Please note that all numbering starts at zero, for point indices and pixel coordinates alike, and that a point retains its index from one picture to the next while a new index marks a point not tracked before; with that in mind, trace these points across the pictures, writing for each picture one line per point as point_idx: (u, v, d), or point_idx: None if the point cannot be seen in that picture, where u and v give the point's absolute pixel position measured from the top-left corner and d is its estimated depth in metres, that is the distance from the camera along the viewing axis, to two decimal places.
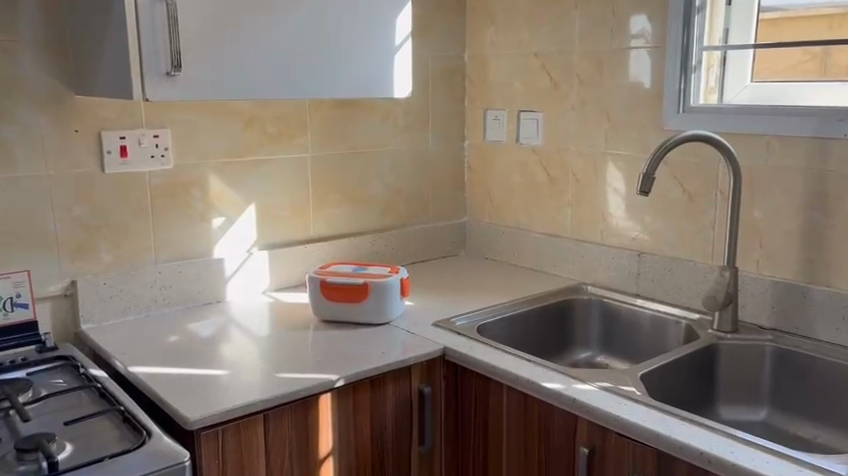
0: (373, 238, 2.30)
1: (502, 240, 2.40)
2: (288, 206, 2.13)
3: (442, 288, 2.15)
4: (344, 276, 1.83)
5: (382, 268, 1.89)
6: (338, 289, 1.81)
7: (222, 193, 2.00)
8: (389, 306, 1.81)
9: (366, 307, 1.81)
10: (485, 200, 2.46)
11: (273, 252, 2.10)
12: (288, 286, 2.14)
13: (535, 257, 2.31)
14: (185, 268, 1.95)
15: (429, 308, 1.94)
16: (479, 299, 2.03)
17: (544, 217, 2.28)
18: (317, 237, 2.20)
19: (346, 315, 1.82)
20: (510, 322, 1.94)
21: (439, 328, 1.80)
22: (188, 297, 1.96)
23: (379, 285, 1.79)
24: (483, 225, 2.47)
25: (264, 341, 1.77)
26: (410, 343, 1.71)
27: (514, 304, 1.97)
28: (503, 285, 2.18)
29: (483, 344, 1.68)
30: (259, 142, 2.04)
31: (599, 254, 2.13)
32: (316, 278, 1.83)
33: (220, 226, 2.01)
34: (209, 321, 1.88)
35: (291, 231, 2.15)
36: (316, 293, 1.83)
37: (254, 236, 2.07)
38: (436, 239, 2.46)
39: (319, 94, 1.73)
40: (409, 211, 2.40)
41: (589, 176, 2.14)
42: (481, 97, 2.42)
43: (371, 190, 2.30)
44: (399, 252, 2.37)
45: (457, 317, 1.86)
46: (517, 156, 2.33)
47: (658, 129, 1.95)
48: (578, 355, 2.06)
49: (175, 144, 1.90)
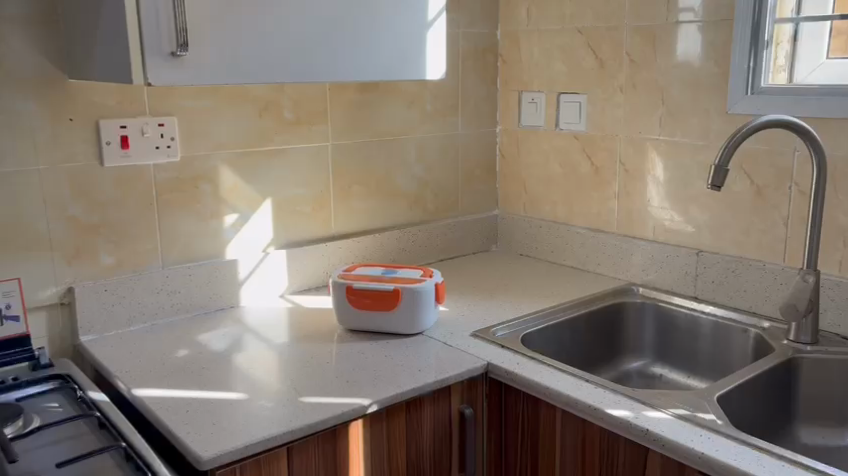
0: (400, 234, 2.11)
1: (539, 235, 2.20)
2: (307, 201, 1.93)
3: (477, 290, 1.95)
4: (372, 281, 1.63)
5: (413, 270, 1.69)
6: (365, 295, 1.61)
7: (235, 187, 1.81)
8: (423, 314, 1.62)
9: (397, 315, 1.61)
10: (519, 191, 2.26)
11: (292, 251, 1.91)
12: (307, 289, 1.95)
13: (577, 257, 2.11)
14: (195, 272, 1.76)
15: (465, 314, 1.75)
16: (518, 303, 1.84)
17: (587, 211, 2.08)
18: (339, 234, 2.01)
19: (374, 325, 1.63)
20: (556, 330, 1.74)
21: (478, 339, 1.60)
22: (198, 302, 1.78)
23: (412, 292, 1.60)
24: (517, 218, 2.26)
25: (284, 353, 1.58)
26: (448, 357, 1.51)
27: (559, 310, 1.78)
28: (543, 286, 1.98)
29: (533, 360, 1.48)
30: (275, 131, 1.84)
31: (650, 252, 1.93)
32: (342, 282, 1.63)
33: (233, 223, 1.82)
34: (223, 331, 1.70)
35: (311, 228, 1.95)
36: (341, 300, 1.63)
37: (271, 234, 1.88)
38: (467, 234, 2.26)
39: (344, 76, 1.52)
40: (438, 204, 2.20)
41: (639, 165, 1.94)
42: (515, 78, 2.21)
43: (397, 182, 2.10)
44: (426, 248, 2.17)
45: (498, 326, 1.66)
46: (556, 143, 2.13)
47: (721, 114, 1.74)
48: (628, 364, 1.87)
49: (182, 133, 1.70)
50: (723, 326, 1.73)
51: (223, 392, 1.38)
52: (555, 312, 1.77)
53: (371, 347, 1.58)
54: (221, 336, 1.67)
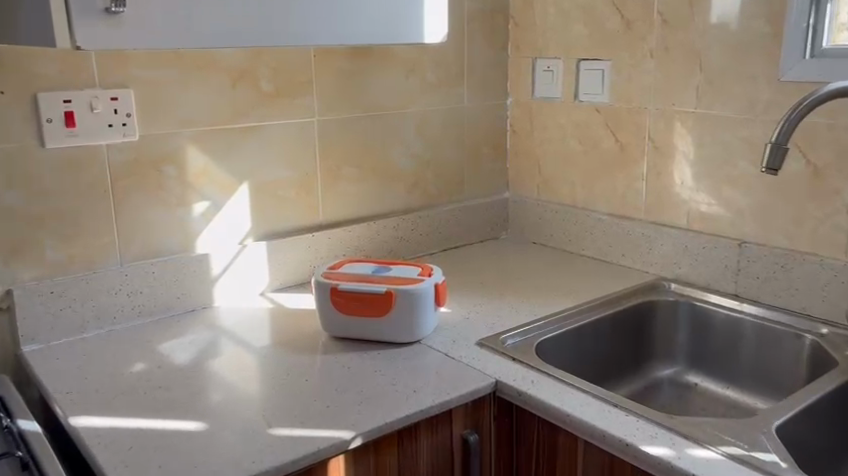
0: (398, 222, 1.86)
1: (555, 221, 1.96)
2: (290, 185, 1.69)
3: (484, 286, 1.71)
4: (362, 281, 1.40)
5: (410, 268, 1.45)
6: (352, 299, 1.38)
7: (205, 171, 1.57)
8: (420, 321, 1.38)
9: (390, 322, 1.38)
10: (532, 171, 2.01)
11: (273, 243, 1.67)
12: (291, 285, 1.72)
13: (598, 246, 1.87)
14: (160, 268, 1.53)
15: (471, 317, 1.51)
16: (532, 303, 1.60)
17: (611, 194, 1.83)
18: (328, 222, 1.77)
19: (363, 332, 1.40)
20: (576, 335, 1.50)
21: (486, 349, 1.36)
22: (163, 303, 1.55)
23: (406, 294, 1.36)
24: (529, 202, 2.02)
25: (256, 365, 1.35)
26: (448, 373, 1.28)
27: (579, 312, 1.54)
28: (560, 281, 1.74)
29: (551, 379, 1.25)
30: (251, 105, 1.60)
31: (683, 242, 1.68)
32: (326, 283, 1.40)
33: (203, 213, 1.58)
34: (189, 337, 1.47)
35: (295, 216, 1.71)
36: (325, 303, 1.40)
37: (248, 223, 1.65)
38: (474, 220, 2.02)
39: (305, 40, 1.24)
40: (441, 186, 1.96)
41: (671, 142, 1.68)
42: (528, 43, 1.95)
43: (394, 162, 1.85)
44: (428, 237, 1.93)
45: (507, 333, 1.42)
46: (575, 117, 1.87)
47: (771, 82, 1.48)
48: (657, 372, 1.63)
49: (139, 108, 1.46)
50: (771, 331, 1.49)
51: (177, 419, 1.15)
52: (574, 315, 1.53)
53: (358, 358, 1.35)
54: (186, 344, 1.43)
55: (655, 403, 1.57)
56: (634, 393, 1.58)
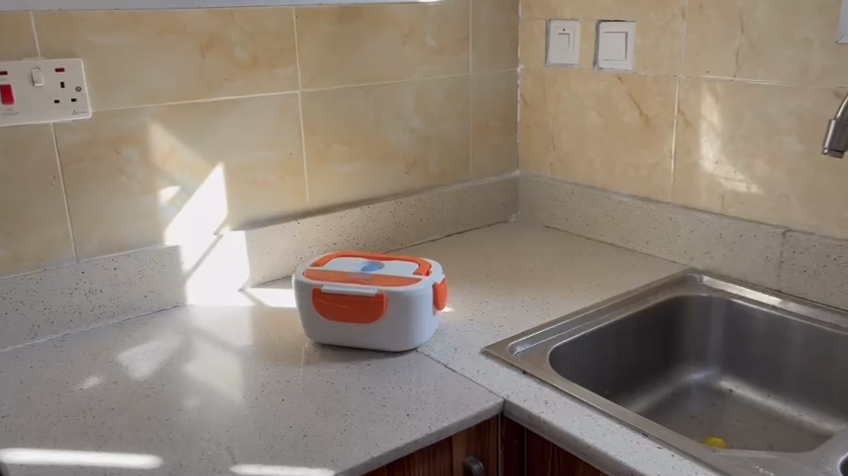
0: (396, 206, 1.67)
1: (571, 204, 1.76)
2: (273, 166, 1.50)
3: (492, 278, 1.52)
4: (349, 282, 1.21)
5: (405, 265, 1.26)
6: (338, 303, 1.19)
7: (172, 152, 1.37)
8: (415, 327, 1.20)
9: (381, 329, 1.19)
10: (546, 147, 1.80)
11: (253, 232, 1.48)
12: (274, 279, 1.53)
13: (619, 232, 1.67)
14: (122, 264, 1.35)
15: (476, 319, 1.32)
16: (546, 299, 1.41)
17: (635, 174, 1.63)
18: (316, 208, 1.58)
19: (351, 339, 1.21)
20: (595, 338, 1.31)
21: (492, 360, 1.18)
22: (127, 303, 1.37)
23: (400, 297, 1.17)
24: (542, 182, 1.82)
25: (227, 378, 1.17)
26: (448, 390, 1.09)
27: (599, 312, 1.35)
28: (578, 272, 1.54)
29: (568, 400, 1.06)
30: (224, 75, 1.40)
31: (716, 230, 1.48)
32: (309, 284, 1.21)
33: (171, 200, 1.39)
34: (156, 343, 1.29)
35: (278, 201, 1.52)
36: (308, 307, 1.22)
37: (224, 211, 1.46)
38: (481, 202, 1.83)
39: None
40: (444, 164, 1.76)
41: (705, 115, 1.47)
42: (541, 3, 1.74)
43: (390, 139, 1.65)
44: (429, 222, 1.74)
45: (516, 340, 1.23)
46: (593, 87, 1.66)
47: (826, 44, 1.27)
48: (687, 377, 1.44)
49: (91, 80, 1.27)
50: (820, 334, 1.30)
51: (126, 452, 0.98)
52: (593, 316, 1.34)
53: (344, 370, 1.16)
54: (150, 352, 1.25)
55: (686, 412, 1.38)
56: (662, 402, 1.39)
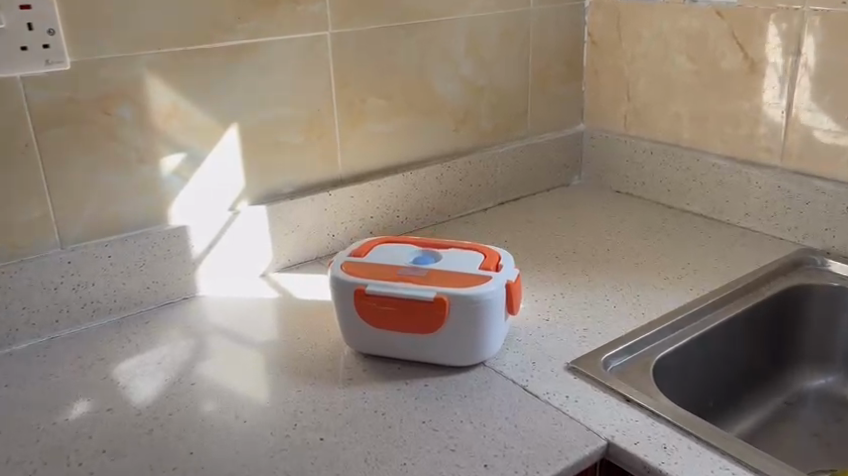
0: (443, 170, 1.40)
1: (649, 165, 1.49)
2: (297, 126, 1.23)
3: (564, 260, 1.26)
4: (400, 281, 0.96)
5: (468, 257, 1.00)
6: (387, 309, 0.94)
7: (174, 110, 1.11)
8: (484, 337, 0.95)
9: (442, 340, 0.94)
10: (619, 98, 1.52)
11: (276, 207, 1.23)
12: (302, 262, 1.28)
13: (711, 201, 1.40)
14: (117, 250, 1.10)
15: (554, 322, 1.07)
16: (636, 292, 1.15)
17: (733, 132, 1.35)
18: (350, 175, 1.31)
19: (402, 351, 0.97)
20: (702, 343, 1.06)
21: (583, 381, 0.93)
22: (126, 297, 1.12)
23: (466, 302, 0.92)
24: (613, 139, 1.54)
25: (250, 402, 0.92)
26: (532, 428, 0.85)
27: (704, 310, 1.10)
28: (667, 253, 1.28)
29: (695, 445, 0.82)
30: (236, 13, 1.12)
31: (842, 202, 1.21)
32: (349, 283, 0.96)
33: (175, 170, 1.13)
34: (161, 349, 1.05)
35: (305, 169, 1.26)
36: (349, 311, 0.97)
37: (240, 182, 1.20)
38: (541, 163, 1.55)
39: None
40: (499, 119, 1.48)
41: (835, 60, 1.18)
42: None
43: (437, 89, 1.38)
44: (481, 187, 1.47)
45: (609, 354, 0.98)
46: (683, 24, 1.37)
47: None
48: (805, 384, 1.18)
49: (69, 21, 1.00)
50: None
51: None
52: (697, 316, 1.08)
53: (395, 394, 0.92)
54: (154, 362, 1.01)
55: (805, 429, 1.14)
56: (775, 414, 1.14)
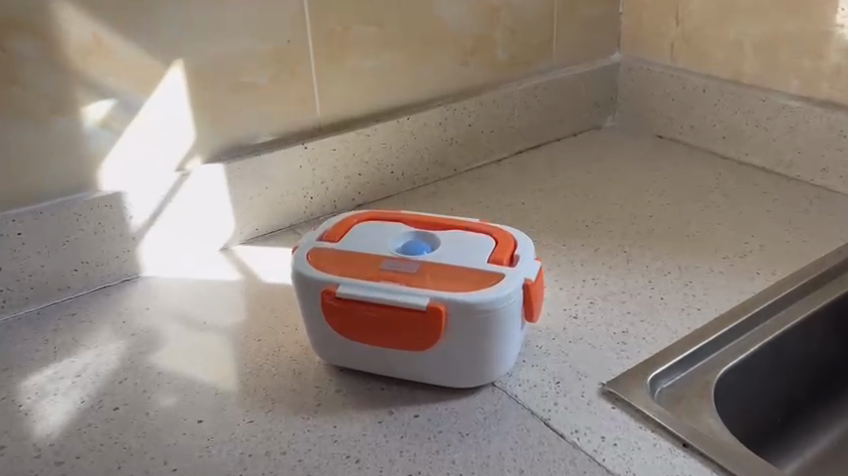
0: (448, 114, 1.15)
1: (700, 106, 1.22)
2: (260, 62, 0.97)
3: (595, 232, 1.02)
4: (382, 279, 0.72)
5: (475, 246, 0.76)
6: (364, 316, 0.71)
7: (94, 44, 0.85)
8: (493, 354, 0.72)
9: (438, 357, 0.71)
10: (665, 22, 1.24)
11: (236, 165, 0.98)
12: (274, 231, 1.04)
13: (777, 153, 1.14)
14: (29, 226, 0.86)
15: (584, 322, 0.84)
16: (688, 278, 0.91)
17: (811, 66, 1.07)
18: (332, 123, 1.06)
19: (386, 367, 0.74)
20: (774, 349, 0.83)
21: (623, 415, 0.71)
22: (47, 284, 0.89)
23: (469, 312, 0.68)
24: (656, 73, 1.27)
25: (185, 438, 0.70)
26: None
27: (778, 304, 0.86)
28: (725, 221, 1.03)
29: None
30: None
31: None
32: (316, 280, 0.72)
33: (102, 121, 0.88)
34: (84, 353, 0.82)
35: (272, 117, 1.01)
36: (317, 317, 0.74)
37: (190, 135, 0.95)
38: (568, 103, 1.29)
39: None
40: (518, 48, 1.21)
41: None
42: None
43: (441, 12, 1.11)
44: (495, 134, 1.21)
45: (658, 373, 0.75)
46: None
47: None
48: None
49: None
50: None
51: None
52: (769, 313, 0.85)
53: (376, 431, 0.70)
54: (72, 374, 0.79)
55: None
56: None
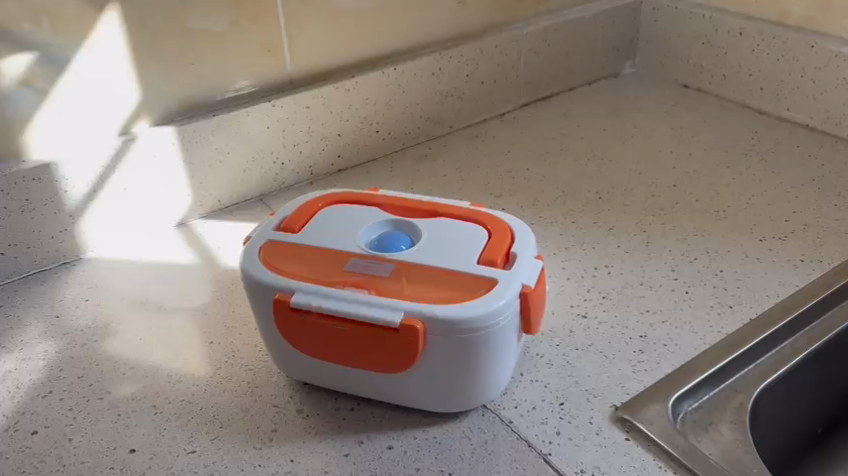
0: (444, 63, 0.99)
1: (736, 52, 1.06)
2: (218, 5, 0.82)
3: (611, 206, 0.88)
4: (347, 286, 0.59)
5: (464, 242, 0.62)
6: (325, 331, 0.58)
7: None
8: (484, 375, 0.59)
9: (416, 380, 0.59)
10: None
11: (191, 127, 0.84)
12: (240, 202, 0.91)
13: (825, 109, 0.99)
14: None
15: (595, 324, 0.71)
16: (719, 266, 0.77)
17: None
18: (305, 75, 0.91)
19: (355, 388, 0.62)
20: (821, 358, 0.70)
21: (641, 450, 0.59)
22: None
23: (451, 331, 0.55)
24: (685, 13, 1.10)
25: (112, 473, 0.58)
26: None
27: (827, 301, 0.72)
28: (762, 192, 0.89)
29: None
30: None
31: None
32: (267, 286, 0.59)
33: (23, 78, 0.74)
34: (5, 358, 0.70)
35: (234, 69, 0.86)
36: (271, 328, 0.61)
37: (133, 93, 0.81)
38: (583, 48, 1.13)
39: None
40: None
41: None
42: None
43: None
44: (498, 85, 1.06)
45: (683, 393, 0.63)
46: None
47: None
48: None
49: None
50: None
51: None
52: (816, 313, 0.71)
53: (341, 468, 0.58)
54: None
55: None
56: None
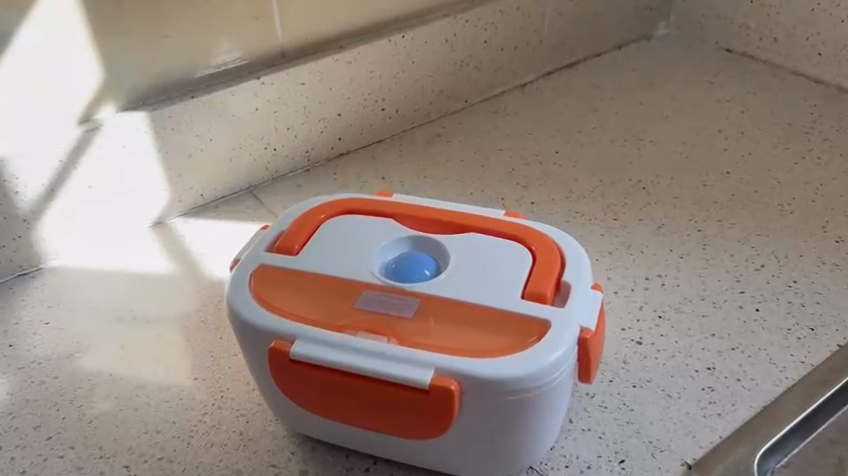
0: (459, 28, 0.86)
1: (792, 12, 0.94)
2: None
3: (657, 198, 0.76)
4: (362, 330, 0.47)
5: (503, 267, 0.50)
6: (335, 387, 0.46)
7: None
8: (532, 438, 0.48)
9: (446, 445, 0.47)
10: None
11: (164, 112, 0.71)
12: (225, 196, 0.78)
13: None
14: None
15: (653, 353, 0.59)
16: (791, 275, 0.66)
17: None
18: (300, 45, 0.78)
19: (372, 447, 0.50)
20: None
21: None
22: None
23: (495, 393, 0.44)
24: None
25: None
26: None
27: None
28: (831, 179, 0.77)
29: None
30: None
31: None
32: (261, 330, 0.47)
33: None
34: None
35: (217, 42, 0.73)
36: (266, 378, 0.49)
37: (93, 75, 0.67)
38: (614, 7, 0.99)
39: None
40: None
41: None
42: None
43: None
44: (519, 52, 0.93)
45: (769, 447, 0.51)
46: None
47: None
48: None
49: None
50: None
51: None
52: None
53: None
54: None
55: None
56: None
